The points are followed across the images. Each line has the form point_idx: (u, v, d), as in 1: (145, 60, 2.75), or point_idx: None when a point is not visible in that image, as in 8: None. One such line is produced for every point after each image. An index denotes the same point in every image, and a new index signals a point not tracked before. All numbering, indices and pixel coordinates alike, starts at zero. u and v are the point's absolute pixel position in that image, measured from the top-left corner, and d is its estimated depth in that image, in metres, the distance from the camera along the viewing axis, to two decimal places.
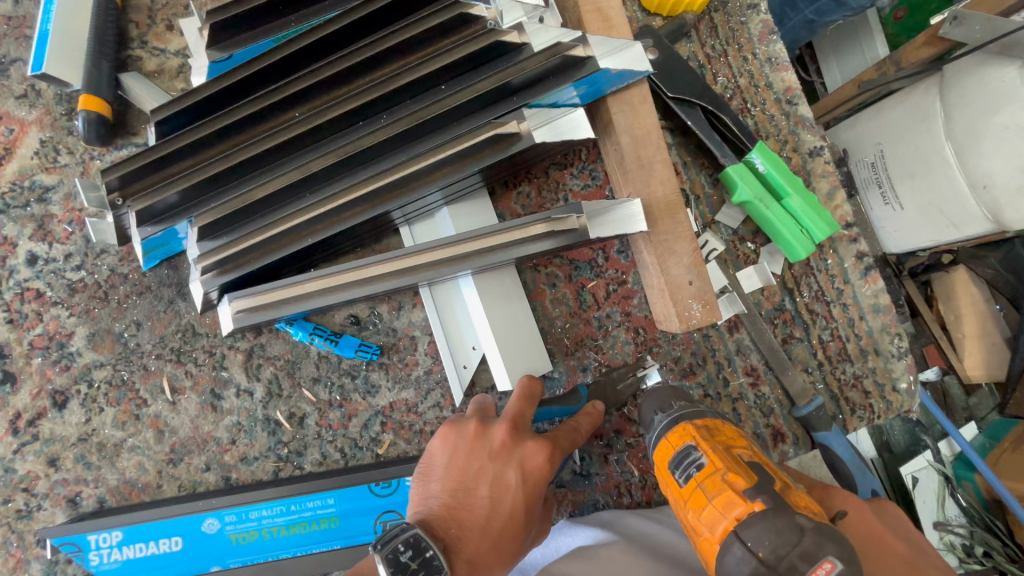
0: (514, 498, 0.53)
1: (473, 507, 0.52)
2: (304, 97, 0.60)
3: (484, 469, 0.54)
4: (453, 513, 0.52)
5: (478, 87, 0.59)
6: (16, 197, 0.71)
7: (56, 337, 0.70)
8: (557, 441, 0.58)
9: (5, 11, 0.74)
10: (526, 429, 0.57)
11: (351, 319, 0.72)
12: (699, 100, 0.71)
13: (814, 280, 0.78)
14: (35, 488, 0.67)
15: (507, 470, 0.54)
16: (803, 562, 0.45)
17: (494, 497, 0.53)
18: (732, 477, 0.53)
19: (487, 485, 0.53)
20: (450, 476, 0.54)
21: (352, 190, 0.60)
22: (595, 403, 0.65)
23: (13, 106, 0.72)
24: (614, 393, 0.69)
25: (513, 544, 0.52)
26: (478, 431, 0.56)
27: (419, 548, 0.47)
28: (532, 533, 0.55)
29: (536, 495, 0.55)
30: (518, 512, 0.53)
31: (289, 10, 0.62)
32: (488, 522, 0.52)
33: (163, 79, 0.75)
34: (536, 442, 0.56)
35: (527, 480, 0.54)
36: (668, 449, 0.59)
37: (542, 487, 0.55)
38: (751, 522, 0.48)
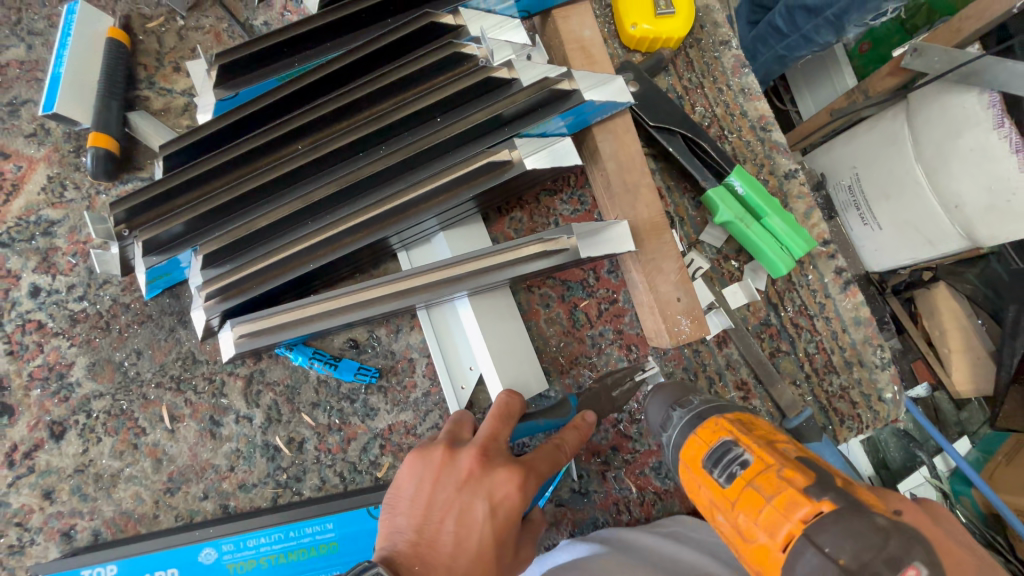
0: (482, 534, 0.53)
1: (437, 543, 0.52)
2: (306, 131, 0.63)
3: (450, 502, 0.54)
4: (417, 551, 0.52)
5: (471, 118, 0.63)
6: (21, 231, 0.73)
7: (56, 367, 0.70)
8: (532, 469, 0.57)
9: (19, 56, 0.78)
10: (496, 454, 0.57)
11: (350, 343, 0.73)
12: (679, 127, 0.75)
13: (797, 295, 0.81)
14: (29, 522, 0.67)
15: (474, 503, 0.54)
16: (889, 568, 0.39)
17: (460, 532, 0.53)
18: (788, 475, 0.49)
19: (452, 520, 0.53)
20: (417, 510, 0.54)
21: (354, 219, 0.63)
22: (585, 415, 0.64)
23: (22, 145, 0.75)
24: (607, 400, 0.70)
25: None
26: (446, 461, 0.56)
27: None
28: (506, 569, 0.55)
29: (505, 527, 0.54)
30: (487, 546, 0.53)
31: (293, 51, 0.66)
32: (453, 560, 0.51)
33: (169, 117, 0.79)
34: (506, 471, 0.55)
35: (496, 513, 0.54)
36: (703, 444, 0.57)
37: (512, 517, 0.55)
38: (825, 525, 0.43)
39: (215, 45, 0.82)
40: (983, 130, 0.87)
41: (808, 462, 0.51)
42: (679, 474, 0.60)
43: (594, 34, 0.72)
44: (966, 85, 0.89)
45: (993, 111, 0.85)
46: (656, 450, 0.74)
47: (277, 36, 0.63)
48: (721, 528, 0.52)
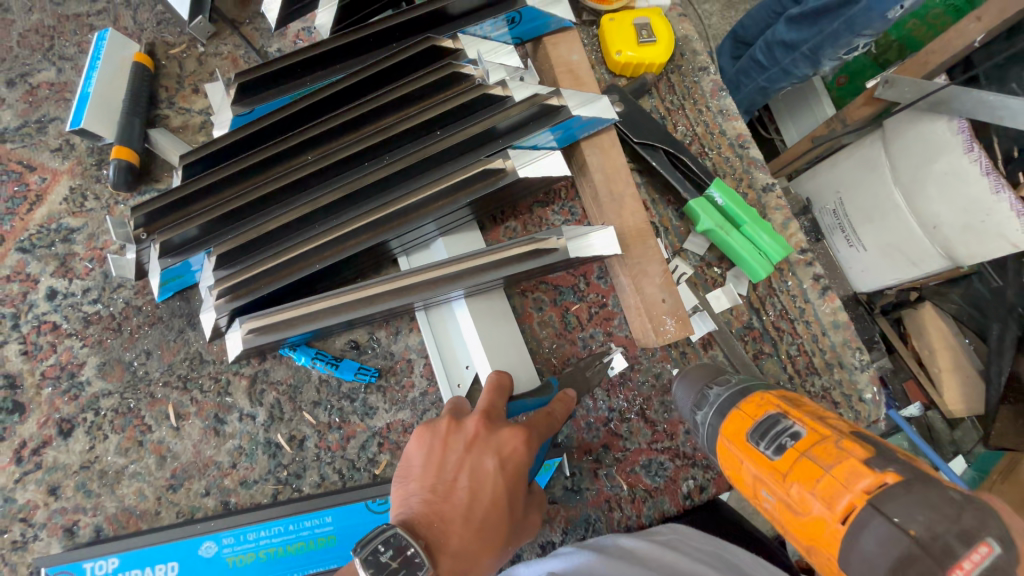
0: (495, 484, 0.59)
1: (453, 499, 0.58)
2: (315, 143, 0.68)
3: (461, 461, 0.59)
4: (433, 509, 0.57)
5: (468, 130, 0.68)
6: (42, 238, 0.77)
7: (67, 366, 0.73)
8: (533, 427, 0.64)
9: (49, 78, 0.84)
10: (498, 417, 0.63)
11: (350, 344, 0.77)
12: (661, 144, 0.82)
13: (778, 300, 0.85)
14: (33, 517, 0.68)
15: (485, 458, 0.60)
16: (960, 542, 0.40)
17: (474, 486, 0.59)
18: (847, 445, 0.50)
19: (465, 477, 0.59)
20: (429, 473, 0.59)
21: (358, 222, 0.67)
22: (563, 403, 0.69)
23: (48, 158, 0.80)
24: (583, 379, 0.75)
25: (499, 525, 0.58)
26: (452, 428, 0.62)
27: (398, 547, 0.51)
28: (520, 518, 0.61)
29: (514, 478, 0.60)
30: (500, 496, 0.59)
31: (307, 71, 0.71)
32: (470, 511, 0.57)
33: (187, 134, 0.84)
34: (510, 429, 0.62)
35: (505, 465, 0.60)
36: (750, 418, 0.59)
37: (519, 470, 0.61)
38: (892, 495, 0.44)
39: (232, 70, 0.88)
40: (955, 156, 0.94)
41: (864, 434, 0.51)
42: (720, 450, 0.61)
43: (581, 58, 0.78)
44: (936, 113, 0.96)
45: (962, 137, 0.93)
46: (646, 448, 0.76)
47: (293, 57, 0.69)
48: (768, 501, 0.54)
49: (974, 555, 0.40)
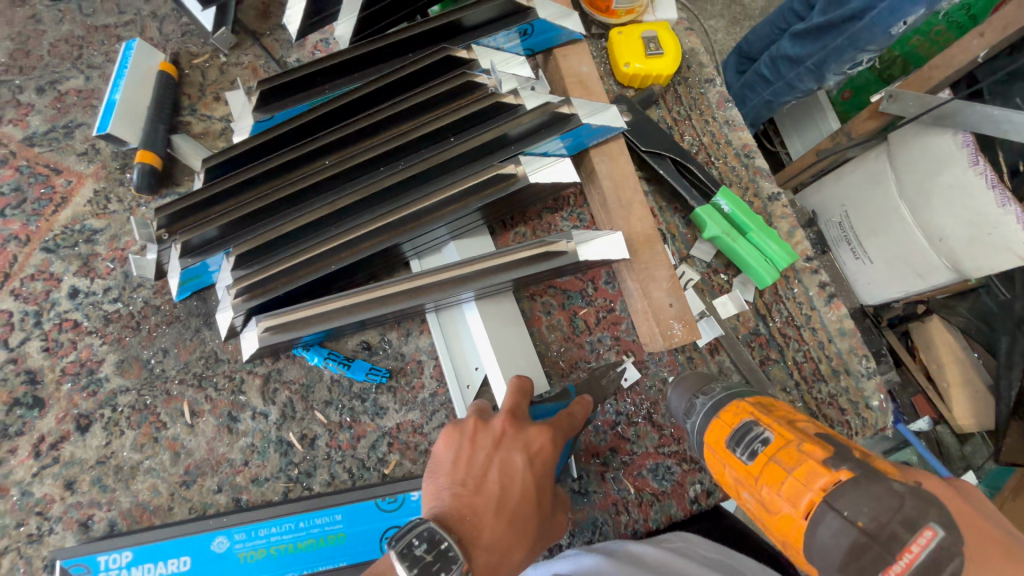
0: (524, 480, 0.60)
1: (483, 494, 0.59)
2: (333, 148, 0.70)
3: (490, 458, 0.60)
4: (465, 503, 0.58)
5: (481, 137, 0.70)
6: (66, 239, 0.80)
7: (87, 363, 0.75)
8: (558, 426, 0.64)
9: (77, 86, 0.87)
10: (523, 416, 0.64)
11: (362, 344, 0.78)
12: (669, 152, 0.84)
13: (784, 307, 0.86)
14: (49, 511, 0.69)
15: (514, 455, 0.61)
16: (906, 529, 0.43)
17: (504, 481, 0.60)
18: (809, 448, 0.52)
19: (495, 472, 0.60)
20: (458, 468, 0.60)
21: (373, 225, 0.69)
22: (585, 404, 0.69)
23: (74, 162, 0.83)
24: (600, 388, 0.75)
25: (528, 520, 0.59)
26: (480, 426, 0.63)
27: (433, 540, 0.52)
28: (548, 515, 0.62)
29: (542, 474, 0.61)
30: (528, 491, 0.60)
31: (325, 80, 0.74)
32: (501, 505, 0.58)
33: (208, 140, 0.87)
34: (537, 427, 0.63)
35: (533, 461, 0.61)
36: (726, 426, 0.61)
37: (547, 466, 0.62)
38: (843, 491, 0.47)
39: (252, 79, 0.91)
40: (960, 168, 0.95)
41: (828, 437, 0.53)
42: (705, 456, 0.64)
43: (591, 69, 0.81)
44: (941, 128, 0.97)
45: (967, 150, 0.94)
46: (654, 452, 0.76)
47: (313, 66, 0.72)
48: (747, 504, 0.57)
49: (920, 541, 0.42)
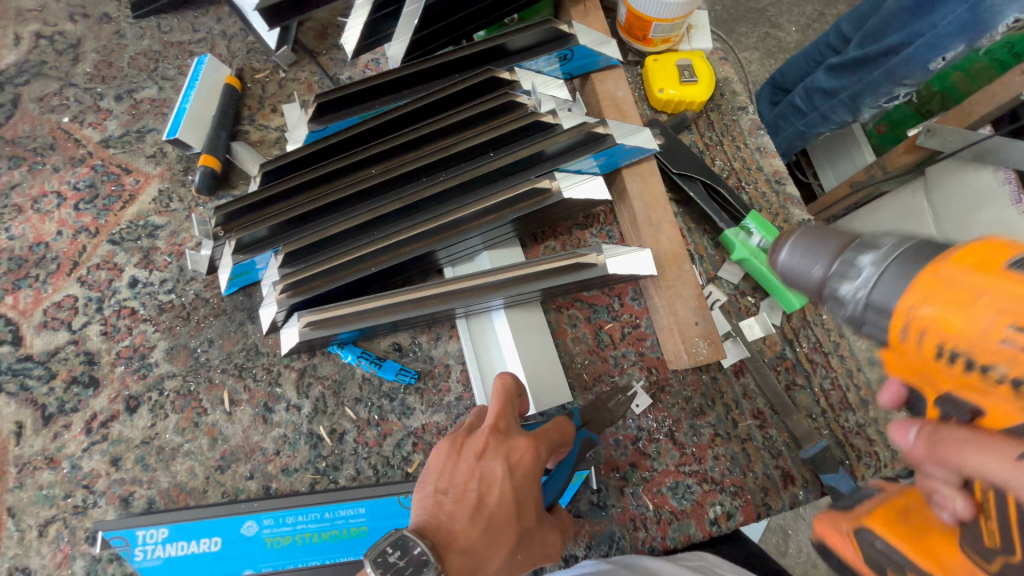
0: (503, 490, 0.60)
1: (462, 502, 0.59)
2: (380, 159, 0.75)
3: (471, 468, 0.60)
4: (443, 510, 0.58)
5: (520, 152, 0.74)
6: (130, 233, 0.86)
7: (140, 349, 0.80)
8: (543, 439, 0.65)
9: (151, 95, 0.95)
10: (509, 427, 0.64)
11: (394, 346, 0.81)
12: (700, 175, 0.86)
13: (812, 333, 0.86)
14: (95, 485, 0.74)
15: (494, 464, 0.61)
16: None
17: (482, 491, 0.59)
18: None
19: (475, 481, 0.59)
20: (442, 476, 0.61)
21: (414, 231, 0.73)
22: (567, 418, 0.70)
23: (143, 163, 0.91)
24: (605, 411, 0.75)
25: (505, 531, 0.58)
26: (467, 437, 0.63)
27: (405, 547, 0.53)
28: (532, 525, 0.61)
29: (522, 486, 0.61)
30: (507, 503, 0.59)
31: (376, 95, 0.79)
32: (478, 513, 0.58)
33: (263, 147, 0.93)
34: (521, 438, 0.63)
35: (514, 472, 0.61)
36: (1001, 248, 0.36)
37: (527, 478, 0.61)
38: None
39: (308, 93, 0.98)
40: (1001, 206, 0.94)
41: None
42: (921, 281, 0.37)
43: (626, 94, 0.85)
44: (980, 164, 0.97)
45: (1009, 188, 0.93)
46: (674, 470, 0.76)
47: (366, 83, 0.77)
48: (1008, 345, 0.33)
49: None
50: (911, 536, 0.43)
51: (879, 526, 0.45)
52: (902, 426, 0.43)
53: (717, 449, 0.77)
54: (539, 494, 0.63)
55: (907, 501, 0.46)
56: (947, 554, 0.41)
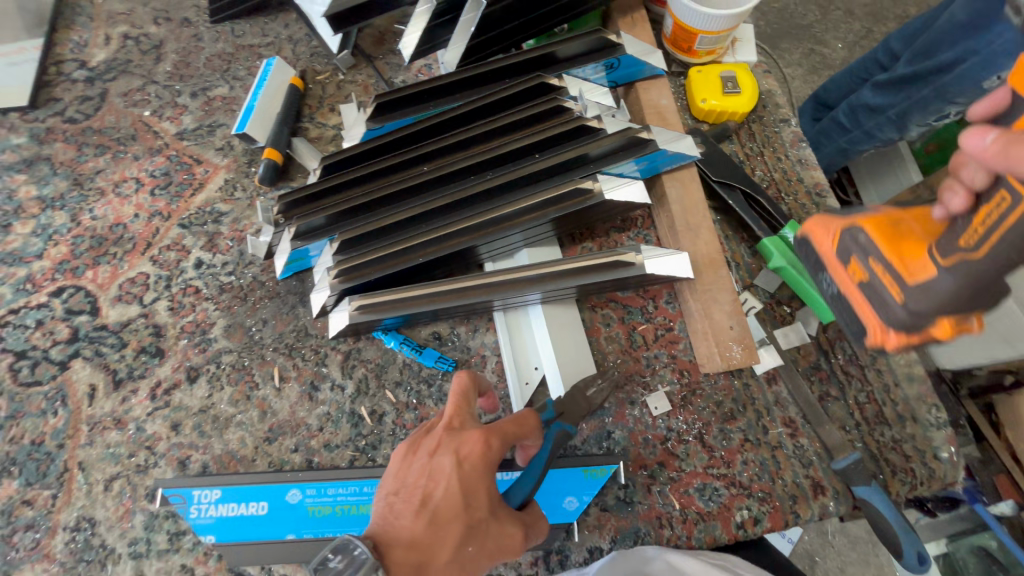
0: (449, 483, 0.58)
1: (409, 500, 0.58)
2: (432, 157, 0.80)
3: (422, 467, 0.60)
4: (392, 508, 0.58)
5: (564, 154, 0.77)
6: (198, 218, 0.94)
7: (201, 324, 0.87)
8: (498, 430, 0.62)
9: (223, 93, 1.03)
10: (462, 423, 0.63)
11: (434, 335, 0.85)
12: (740, 184, 0.88)
13: (848, 345, 0.85)
14: (156, 447, 0.80)
15: (443, 459, 0.59)
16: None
17: (429, 486, 0.58)
18: None
19: (423, 479, 0.59)
20: (396, 477, 0.60)
21: (460, 226, 0.77)
22: (532, 411, 0.67)
23: (213, 155, 0.98)
24: (583, 401, 0.74)
25: (452, 525, 0.56)
26: (423, 436, 0.63)
27: (346, 550, 0.51)
28: (485, 517, 0.58)
29: (471, 479, 0.59)
30: (453, 497, 0.57)
31: (430, 98, 0.84)
32: (423, 509, 0.57)
33: (320, 144, 1.00)
34: (472, 431, 0.61)
35: (462, 465, 0.59)
36: None
37: (477, 472, 0.59)
38: None
39: (364, 95, 1.04)
40: None
41: None
42: None
43: (669, 102, 0.87)
44: None
45: None
46: (702, 472, 0.77)
47: (422, 86, 0.82)
48: None
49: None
50: (890, 236, 0.57)
51: (869, 225, 0.58)
52: (978, 133, 0.47)
53: (746, 454, 0.78)
54: (494, 486, 0.60)
55: (905, 217, 0.59)
56: (913, 255, 0.55)
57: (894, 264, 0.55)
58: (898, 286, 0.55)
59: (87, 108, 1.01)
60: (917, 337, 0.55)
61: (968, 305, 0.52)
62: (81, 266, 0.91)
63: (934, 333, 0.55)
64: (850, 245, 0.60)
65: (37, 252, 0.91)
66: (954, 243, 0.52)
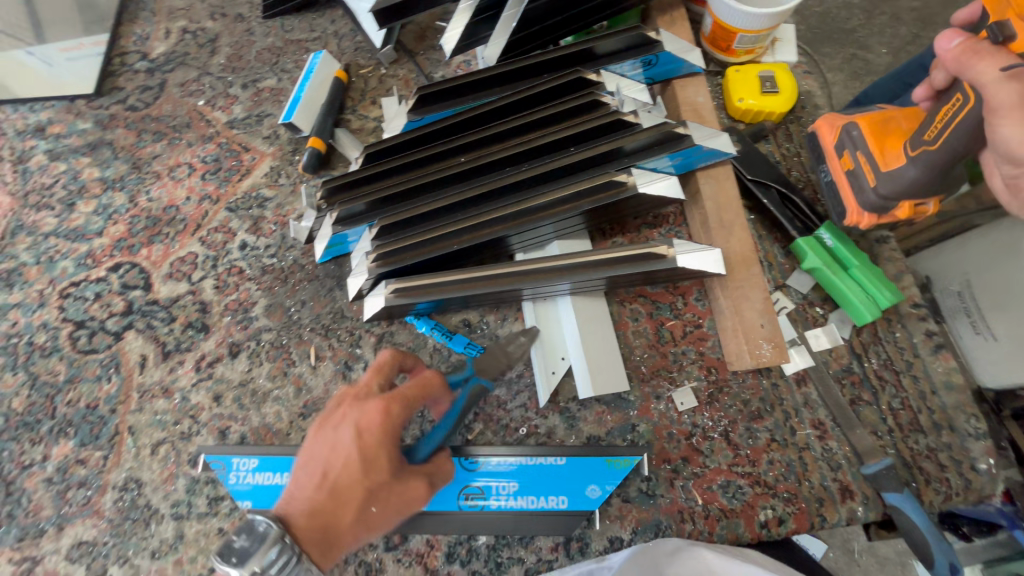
0: (350, 451, 0.63)
1: (314, 470, 0.63)
2: (469, 148, 0.82)
3: (325, 439, 0.65)
4: (299, 479, 0.63)
5: (599, 148, 0.78)
6: (245, 202, 0.98)
7: (244, 303, 0.91)
8: (398, 399, 0.66)
9: (271, 85, 1.08)
10: (366, 396, 0.68)
11: (463, 322, 0.88)
12: (775, 183, 0.87)
13: (883, 349, 0.83)
14: (199, 416, 0.84)
15: (345, 430, 0.64)
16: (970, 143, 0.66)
17: (331, 455, 0.63)
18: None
19: (327, 450, 0.64)
20: (305, 450, 0.66)
21: (493, 215, 0.79)
22: (438, 372, 0.71)
23: (260, 143, 1.03)
24: (502, 354, 0.78)
25: (354, 488, 0.62)
26: (332, 408, 0.68)
27: (249, 528, 0.58)
28: (389, 476, 0.64)
29: (372, 446, 0.64)
30: (353, 464, 0.62)
31: (469, 92, 0.87)
32: (327, 477, 0.62)
33: (361, 135, 1.03)
34: (372, 401, 0.66)
35: (362, 434, 0.64)
36: None
37: (376, 439, 0.64)
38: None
39: (404, 89, 1.07)
40: None
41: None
42: None
43: (706, 100, 0.87)
44: None
45: None
46: (726, 469, 0.77)
47: (461, 80, 0.85)
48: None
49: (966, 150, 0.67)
50: (878, 133, 0.77)
51: (863, 124, 0.78)
52: (950, 37, 0.64)
53: (773, 454, 0.77)
54: (395, 448, 0.65)
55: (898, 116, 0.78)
56: (891, 150, 0.75)
57: (875, 155, 0.76)
58: (874, 173, 0.76)
59: (146, 97, 1.08)
60: (884, 215, 0.77)
61: (922, 191, 0.72)
62: (137, 244, 0.96)
63: (897, 213, 0.77)
64: (847, 140, 0.81)
65: (97, 229, 0.98)
66: (921, 138, 0.70)
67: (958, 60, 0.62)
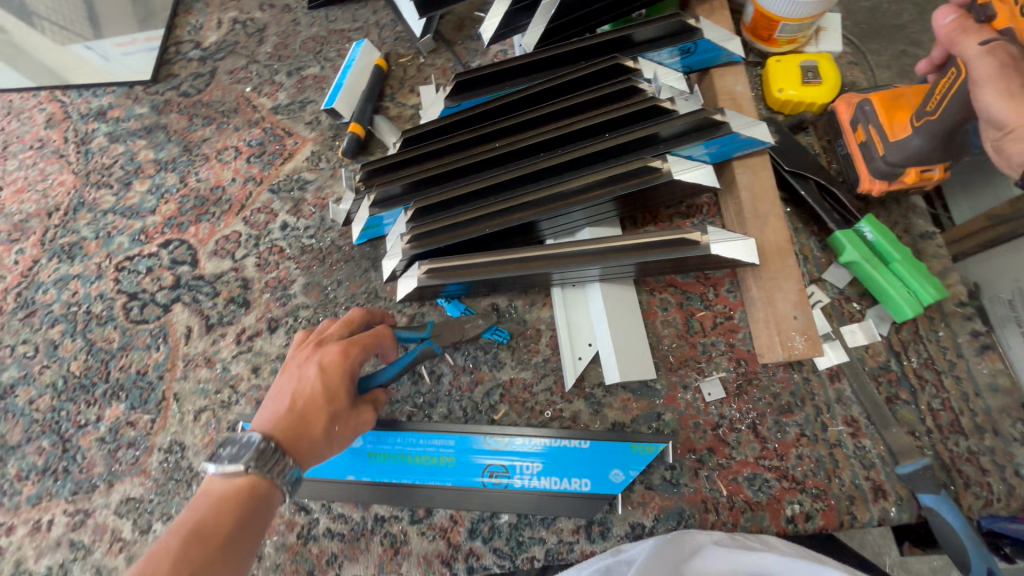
0: (314, 383, 0.67)
1: (282, 402, 0.66)
2: (505, 134, 0.83)
3: (289, 376, 0.68)
4: (268, 412, 0.65)
5: (634, 134, 0.78)
6: (287, 185, 1.02)
7: (283, 281, 0.95)
8: (356, 342, 0.71)
9: (314, 73, 1.12)
10: (327, 341, 0.72)
11: (492, 306, 0.89)
12: (815, 175, 0.85)
13: (923, 348, 0.81)
14: (239, 386, 0.88)
15: (309, 367, 0.68)
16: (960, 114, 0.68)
17: (297, 388, 0.66)
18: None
19: (291, 384, 0.67)
20: (269, 390, 0.68)
21: (526, 200, 0.80)
22: (389, 328, 0.77)
23: (303, 129, 1.07)
24: (457, 329, 0.83)
25: (319, 414, 0.65)
26: (293, 354, 0.72)
27: (233, 441, 0.61)
28: (349, 405, 0.68)
29: (336, 378, 0.68)
30: (317, 394, 0.66)
31: (506, 79, 0.88)
32: (293, 405, 0.65)
33: (398, 122, 1.06)
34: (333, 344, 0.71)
35: (325, 370, 0.68)
36: None
37: (338, 373, 0.68)
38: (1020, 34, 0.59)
39: (442, 77, 1.09)
40: None
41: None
42: None
43: (745, 90, 0.87)
44: None
45: None
46: (752, 462, 0.76)
47: (498, 67, 0.86)
48: None
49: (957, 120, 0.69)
50: (889, 107, 0.79)
51: (875, 100, 0.81)
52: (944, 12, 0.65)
53: (802, 448, 0.76)
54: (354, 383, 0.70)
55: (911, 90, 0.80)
56: (899, 122, 0.78)
57: (885, 127, 0.79)
58: (884, 143, 0.79)
59: (198, 84, 1.13)
60: (892, 183, 0.81)
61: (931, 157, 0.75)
62: (186, 223, 1.02)
63: (905, 179, 0.80)
64: (862, 116, 0.83)
65: (151, 208, 1.03)
66: (924, 109, 0.73)
67: (948, 37, 0.64)
